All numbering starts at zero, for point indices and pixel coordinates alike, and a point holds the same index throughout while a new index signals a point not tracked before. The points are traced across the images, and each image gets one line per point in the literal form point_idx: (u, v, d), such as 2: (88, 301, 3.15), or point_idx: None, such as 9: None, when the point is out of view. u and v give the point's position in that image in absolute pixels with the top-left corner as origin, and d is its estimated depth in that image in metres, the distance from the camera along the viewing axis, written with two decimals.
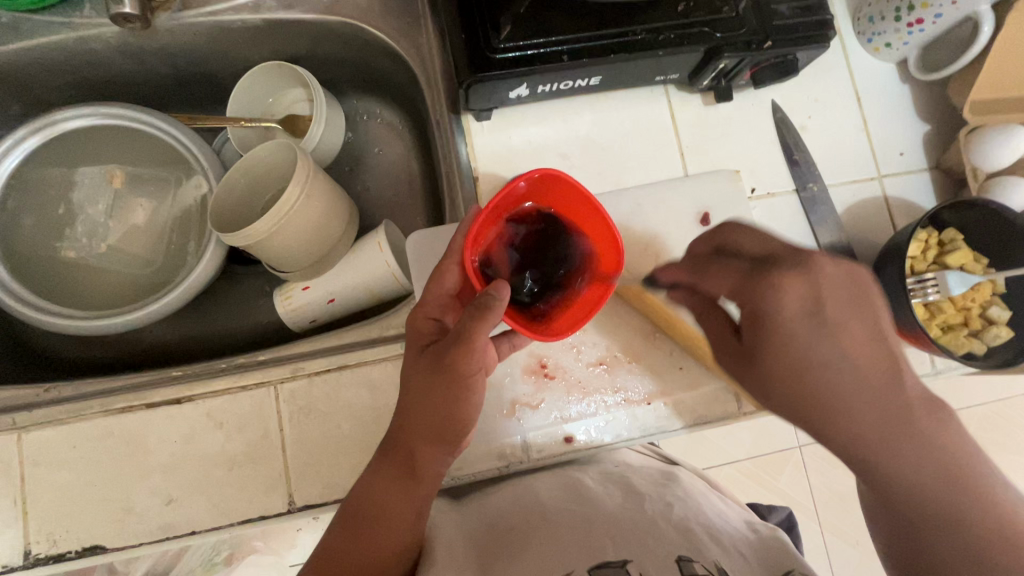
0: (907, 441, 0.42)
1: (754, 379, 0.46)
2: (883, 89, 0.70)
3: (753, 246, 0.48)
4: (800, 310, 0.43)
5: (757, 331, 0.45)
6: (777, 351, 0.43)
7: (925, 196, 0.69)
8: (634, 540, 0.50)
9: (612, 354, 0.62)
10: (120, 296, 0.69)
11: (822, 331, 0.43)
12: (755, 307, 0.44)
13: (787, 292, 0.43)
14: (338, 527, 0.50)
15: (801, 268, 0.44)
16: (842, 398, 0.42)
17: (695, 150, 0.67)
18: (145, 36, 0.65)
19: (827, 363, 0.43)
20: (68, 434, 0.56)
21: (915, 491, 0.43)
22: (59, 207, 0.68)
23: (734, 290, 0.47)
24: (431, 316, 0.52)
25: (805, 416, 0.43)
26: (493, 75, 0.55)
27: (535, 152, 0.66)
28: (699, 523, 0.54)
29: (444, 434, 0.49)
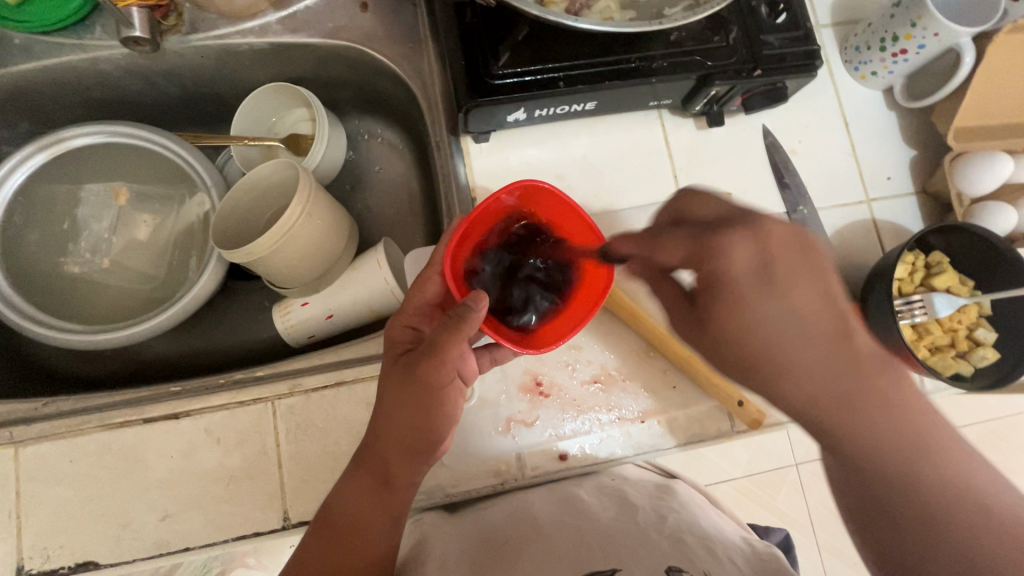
0: (866, 401, 0.40)
1: (711, 346, 0.46)
2: (870, 115, 0.72)
3: (705, 211, 0.48)
4: (749, 267, 0.42)
5: (709, 294, 0.44)
6: (728, 314, 0.43)
7: (912, 219, 0.70)
8: (626, 549, 0.51)
9: (607, 371, 0.63)
10: (120, 311, 0.69)
11: (768, 287, 0.42)
12: (706, 270, 0.44)
13: (731, 248, 0.43)
14: (314, 538, 0.50)
15: (751, 225, 0.43)
16: (798, 357, 0.41)
17: (688, 173, 0.69)
18: (154, 57, 0.67)
19: (773, 323, 0.42)
20: (67, 448, 0.56)
21: (875, 461, 0.41)
22: (64, 223, 0.69)
23: (688, 258, 0.45)
24: (409, 325, 0.54)
25: (752, 372, 0.43)
26: (491, 100, 0.57)
27: (532, 174, 0.67)
28: (691, 534, 0.55)
29: (417, 446, 0.49)
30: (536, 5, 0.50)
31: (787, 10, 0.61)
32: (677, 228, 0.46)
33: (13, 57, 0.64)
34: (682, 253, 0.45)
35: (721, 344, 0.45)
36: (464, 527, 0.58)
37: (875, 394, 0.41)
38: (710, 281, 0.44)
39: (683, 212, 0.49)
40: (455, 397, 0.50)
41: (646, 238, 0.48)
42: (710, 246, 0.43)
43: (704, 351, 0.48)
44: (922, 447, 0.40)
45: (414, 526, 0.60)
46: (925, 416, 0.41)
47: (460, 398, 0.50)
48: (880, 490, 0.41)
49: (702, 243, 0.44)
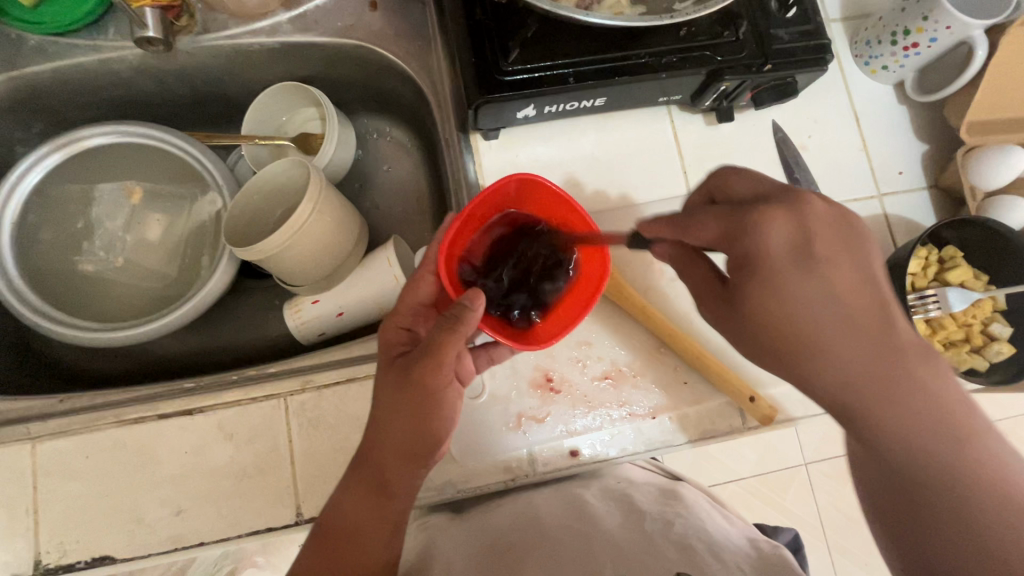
0: (904, 387, 0.40)
1: (744, 330, 0.44)
2: (881, 110, 0.72)
3: (743, 189, 0.45)
4: (785, 247, 0.41)
5: (743, 274, 0.43)
6: (761, 296, 0.42)
7: (925, 213, 0.70)
8: (636, 558, 0.50)
9: (618, 368, 0.63)
10: (134, 309, 0.70)
11: (807, 268, 0.41)
12: (739, 251, 0.42)
13: (770, 227, 0.41)
14: (312, 547, 0.50)
15: (788, 205, 0.42)
16: (835, 343, 0.41)
17: (698, 170, 0.69)
18: (166, 58, 0.68)
19: (810, 304, 0.41)
20: (81, 444, 0.57)
21: (914, 452, 0.41)
22: (78, 222, 0.70)
23: (721, 238, 0.43)
24: (403, 325, 0.53)
25: (789, 358, 0.42)
26: (501, 96, 0.57)
27: (542, 171, 0.67)
28: (698, 539, 0.54)
29: (415, 450, 0.49)
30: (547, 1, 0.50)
31: (796, 4, 0.61)
32: (708, 207, 0.45)
33: (28, 58, 0.65)
34: (714, 232, 0.43)
35: (746, 325, 0.43)
36: (473, 527, 0.58)
37: (911, 381, 0.40)
38: (742, 262, 0.42)
39: (723, 188, 0.47)
40: (452, 398, 0.50)
41: (678, 220, 0.46)
42: (749, 226, 0.41)
43: (732, 340, 0.46)
44: (956, 436, 0.41)
45: (421, 530, 0.62)
46: (957, 406, 0.41)
47: (458, 399, 0.51)
48: (914, 480, 0.42)
49: (741, 219, 0.42)
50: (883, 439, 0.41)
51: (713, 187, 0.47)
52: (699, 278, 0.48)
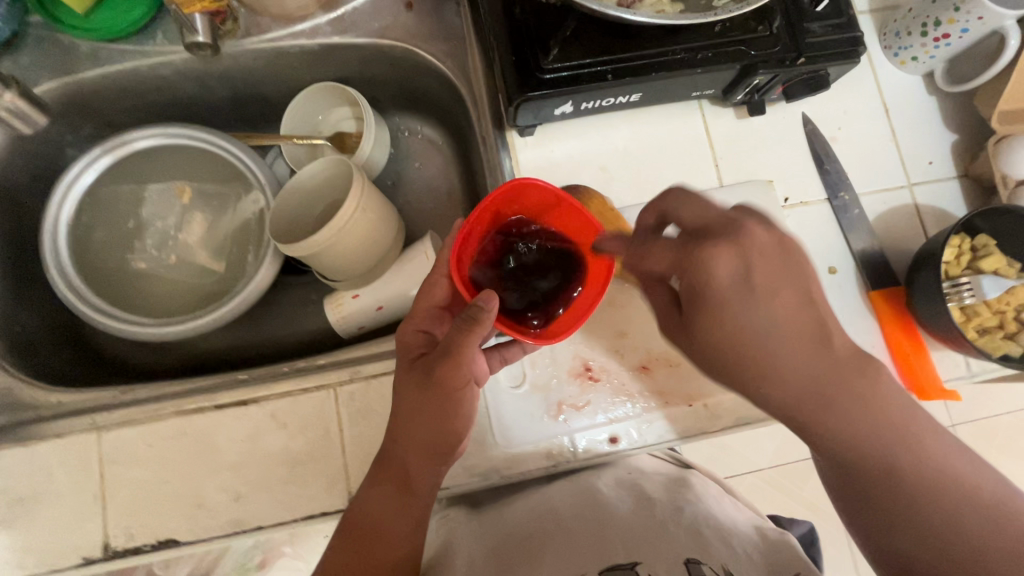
0: (847, 399, 0.43)
1: (694, 351, 0.46)
2: (910, 100, 0.73)
3: (693, 214, 0.45)
4: (732, 277, 0.42)
5: (692, 307, 0.44)
6: (713, 324, 0.43)
7: (955, 202, 0.71)
8: (647, 545, 0.53)
9: (654, 357, 0.65)
10: (182, 306, 0.72)
11: (752, 297, 0.42)
12: (688, 281, 0.43)
13: (716, 261, 0.41)
14: (340, 544, 0.53)
15: (732, 236, 0.42)
16: (780, 363, 0.42)
17: (729, 163, 0.70)
18: (211, 61, 0.70)
19: (761, 326, 0.42)
20: (145, 434, 0.59)
21: (851, 450, 0.44)
22: (129, 221, 0.72)
23: (672, 267, 0.44)
24: (421, 328, 0.56)
25: (744, 379, 0.43)
26: (542, 93, 0.59)
27: (576, 165, 0.69)
28: (708, 527, 0.57)
29: (435, 448, 0.51)
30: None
31: None
32: (659, 239, 0.45)
33: (80, 64, 0.67)
34: (667, 259, 0.44)
35: (706, 353, 0.44)
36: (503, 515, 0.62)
37: (858, 391, 0.43)
38: (690, 292, 0.43)
39: (675, 213, 0.46)
40: (470, 397, 0.52)
41: (635, 247, 0.47)
42: (692, 258, 0.42)
43: (687, 356, 0.48)
44: (908, 442, 0.44)
45: (443, 523, 0.65)
46: (901, 415, 0.44)
47: (474, 399, 0.53)
48: (857, 470, 0.46)
49: (688, 255, 0.43)
50: (830, 442, 0.45)
51: (657, 209, 0.48)
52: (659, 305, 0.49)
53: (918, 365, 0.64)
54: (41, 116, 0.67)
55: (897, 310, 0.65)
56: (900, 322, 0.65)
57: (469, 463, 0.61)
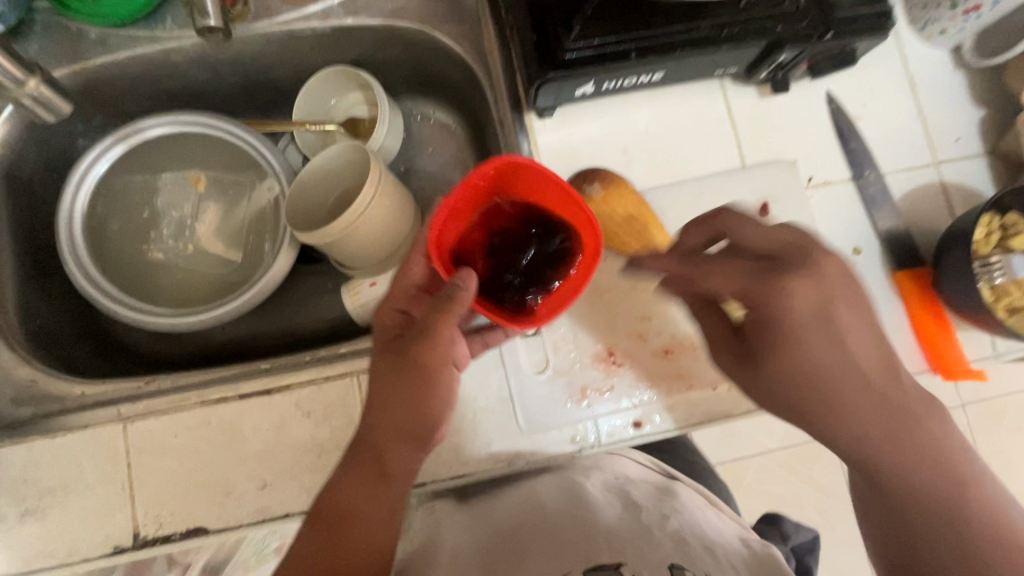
0: (909, 439, 0.47)
1: (756, 381, 0.50)
2: (938, 75, 0.71)
3: (754, 239, 0.50)
4: (809, 310, 0.46)
5: (762, 333, 0.47)
6: (778, 353, 0.47)
7: (983, 180, 0.69)
8: (631, 545, 0.54)
9: (677, 341, 0.64)
10: (200, 295, 0.71)
11: (825, 331, 0.46)
12: (761, 309, 0.47)
13: (794, 292, 0.45)
14: (309, 535, 0.50)
15: (808, 271, 0.46)
16: (847, 404, 0.47)
17: (752, 143, 0.69)
18: (222, 46, 0.68)
19: (831, 360, 0.46)
20: (170, 424, 0.59)
21: (912, 489, 0.48)
22: (144, 212, 0.72)
23: (735, 293, 0.48)
24: (398, 308, 0.55)
25: (805, 419, 0.48)
26: (564, 73, 0.57)
27: (596, 148, 0.67)
28: (692, 534, 0.57)
29: (413, 430, 0.51)
30: None
31: None
32: (717, 260, 0.49)
33: (89, 51, 0.66)
34: (736, 286, 0.47)
35: (769, 382, 0.49)
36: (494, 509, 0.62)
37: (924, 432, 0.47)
38: (763, 322, 0.47)
39: (738, 236, 0.51)
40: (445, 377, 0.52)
41: (689, 268, 0.51)
42: (770, 293, 0.46)
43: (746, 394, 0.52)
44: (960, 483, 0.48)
45: (429, 514, 0.66)
46: (956, 453, 0.48)
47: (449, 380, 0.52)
48: (914, 514, 0.48)
49: (762, 283, 0.46)
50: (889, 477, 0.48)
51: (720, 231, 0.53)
52: (713, 323, 0.55)
53: (943, 344, 0.64)
54: (65, 105, 0.62)
55: (925, 292, 0.65)
56: (928, 304, 0.65)
57: (493, 450, 0.61)
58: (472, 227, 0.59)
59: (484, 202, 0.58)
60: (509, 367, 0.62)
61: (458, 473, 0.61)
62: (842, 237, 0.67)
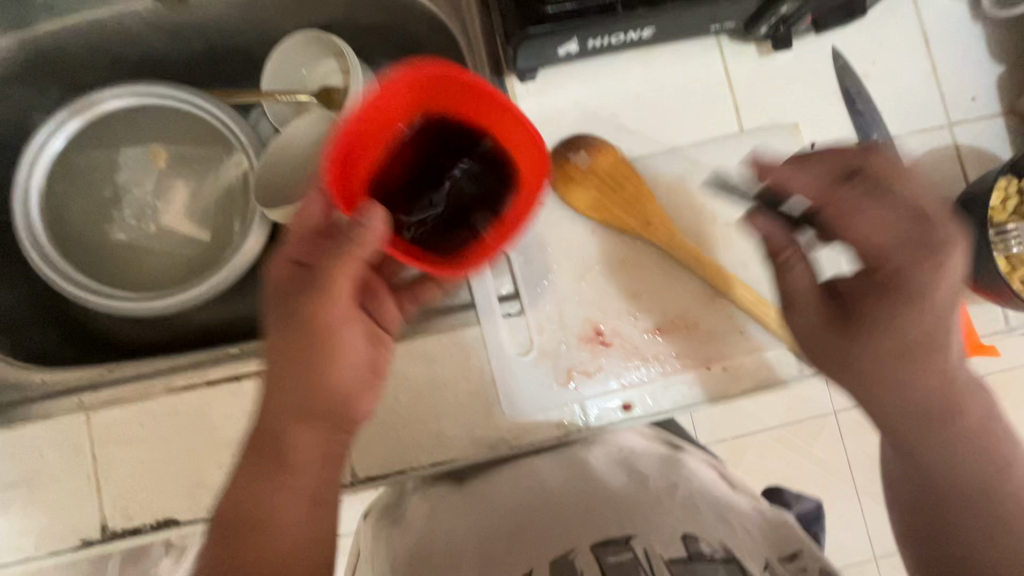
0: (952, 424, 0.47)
1: (852, 334, 0.48)
2: (953, 28, 0.65)
3: (919, 189, 0.45)
4: (948, 285, 0.44)
5: (880, 293, 0.46)
6: (891, 314, 0.46)
7: (997, 143, 0.65)
8: (641, 515, 0.47)
9: (669, 319, 0.60)
10: (168, 278, 0.68)
11: (928, 303, 0.45)
12: (901, 270, 0.45)
13: (950, 262, 0.43)
14: (214, 538, 0.49)
15: (953, 241, 0.43)
16: (909, 373, 0.47)
17: (752, 105, 0.64)
18: (179, 9, 0.63)
19: (914, 330, 0.46)
20: (136, 413, 0.56)
21: (949, 472, 0.48)
22: (105, 190, 0.68)
23: (877, 249, 0.45)
24: (292, 258, 0.51)
25: (860, 382, 0.48)
26: (546, 29, 0.52)
27: (583, 114, 0.63)
28: (705, 501, 0.50)
29: (315, 392, 0.51)
30: None
31: None
32: (875, 208, 0.45)
33: (34, 15, 0.61)
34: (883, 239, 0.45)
35: (862, 342, 0.47)
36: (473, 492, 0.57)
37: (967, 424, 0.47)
38: (890, 282, 0.45)
39: (879, 179, 0.45)
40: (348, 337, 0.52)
41: (835, 216, 0.46)
42: (917, 259, 0.44)
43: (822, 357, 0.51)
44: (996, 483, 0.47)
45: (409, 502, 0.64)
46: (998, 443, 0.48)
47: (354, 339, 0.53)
48: (948, 496, 0.48)
49: (921, 245, 0.44)
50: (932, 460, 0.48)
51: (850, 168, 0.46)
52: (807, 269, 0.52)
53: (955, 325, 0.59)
54: None
55: None
56: None
57: (476, 435, 0.59)
58: (379, 151, 0.54)
59: (387, 134, 0.54)
60: (492, 349, 0.59)
61: (438, 459, 0.58)
62: None
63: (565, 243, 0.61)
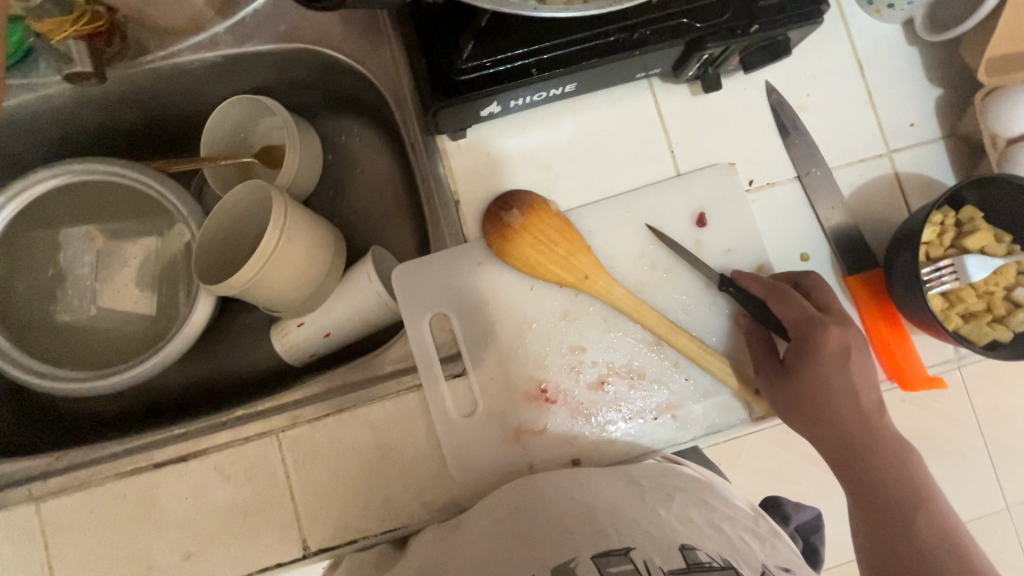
0: (876, 457, 0.53)
1: (792, 399, 0.54)
2: (889, 53, 0.65)
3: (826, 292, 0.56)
4: (849, 353, 0.53)
5: (801, 359, 0.53)
6: (815, 374, 0.53)
7: (939, 166, 0.64)
8: (636, 527, 0.47)
9: (614, 370, 0.60)
10: (117, 353, 0.68)
11: (844, 361, 0.53)
12: (806, 340, 0.53)
13: (850, 343, 0.53)
14: None
15: (838, 320, 0.54)
16: (809, 417, 0.54)
17: (687, 146, 0.63)
18: (104, 87, 0.63)
19: (845, 383, 0.53)
20: (85, 500, 0.57)
21: (878, 501, 0.52)
22: (48, 270, 0.67)
23: (803, 320, 0.54)
24: None
25: (803, 417, 0.54)
26: (460, 99, 0.52)
27: (518, 167, 0.62)
28: (699, 513, 0.52)
29: None
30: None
31: None
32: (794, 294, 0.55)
33: None
34: (796, 315, 0.54)
35: (796, 400, 0.54)
36: None
37: (891, 452, 0.53)
38: (803, 352, 0.53)
39: (808, 288, 0.57)
40: None
41: (772, 295, 0.56)
42: (832, 333, 0.53)
43: (781, 414, 0.55)
44: (923, 496, 0.52)
45: None
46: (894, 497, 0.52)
47: None
48: (885, 525, 0.52)
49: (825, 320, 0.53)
50: (861, 478, 0.53)
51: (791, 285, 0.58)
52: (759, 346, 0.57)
53: (899, 352, 0.59)
54: None
55: (876, 293, 0.60)
56: (881, 308, 0.60)
57: (426, 499, 0.58)
58: None
59: None
60: (435, 414, 0.59)
61: (389, 525, 0.58)
62: (788, 245, 0.62)
63: (504, 302, 0.60)
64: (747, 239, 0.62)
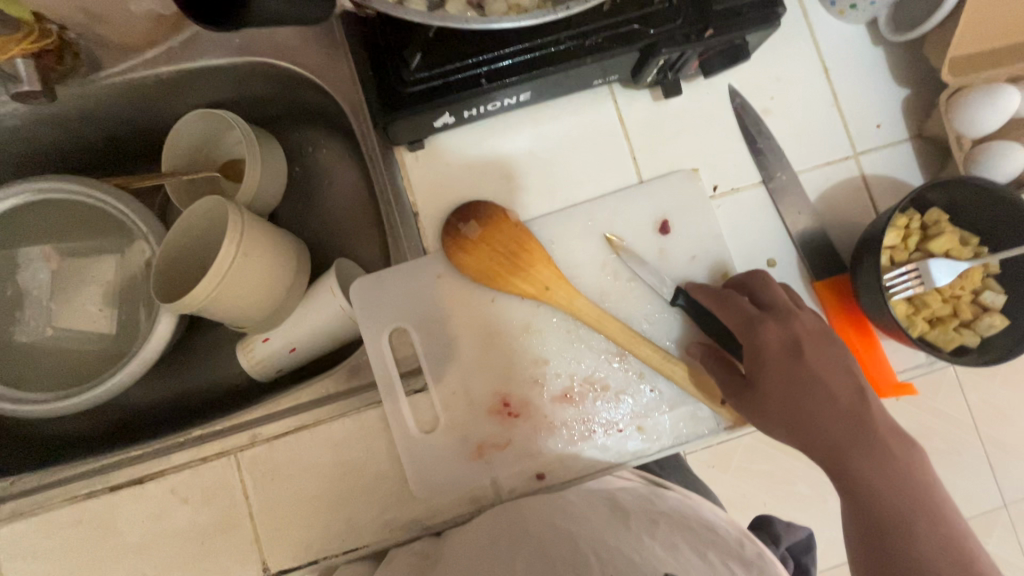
0: (867, 458, 0.49)
1: (761, 406, 0.52)
2: (853, 55, 0.64)
3: (771, 290, 0.55)
4: (804, 351, 0.52)
5: (755, 364, 0.52)
6: (776, 377, 0.51)
7: (906, 168, 0.63)
8: (622, 560, 0.45)
9: (577, 382, 0.59)
10: (78, 374, 0.67)
11: (802, 360, 0.51)
12: (752, 343, 0.52)
13: (801, 339, 0.52)
14: None
15: (782, 318, 0.53)
16: (784, 421, 0.51)
17: (649, 153, 0.62)
18: (57, 106, 0.62)
19: (813, 381, 0.51)
20: (39, 525, 0.56)
21: (874, 504, 0.49)
22: (6, 291, 0.67)
23: (744, 324, 0.53)
24: None
25: (779, 421, 0.51)
26: (408, 112, 0.51)
27: (477, 177, 0.61)
28: (685, 540, 0.50)
29: None
30: (420, 11, 0.42)
31: None
32: (736, 296, 0.55)
33: None
34: (738, 318, 0.54)
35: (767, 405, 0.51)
36: None
37: (882, 451, 0.49)
38: (755, 356, 0.52)
39: (752, 288, 0.56)
40: None
41: (717, 300, 0.55)
42: (773, 331, 0.52)
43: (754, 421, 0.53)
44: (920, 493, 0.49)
45: None
46: (888, 502, 0.49)
47: None
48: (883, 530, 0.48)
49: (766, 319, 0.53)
50: (853, 481, 0.49)
51: (741, 288, 0.57)
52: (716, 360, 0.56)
53: (868, 359, 0.58)
54: None
55: (844, 298, 0.59)
56: (849, 315, 0.59)
57: (388, 517, 0.57)
58: None
59: None
60: (396, 431, 0.58)
61: (351, 545, 0.57)
62: (753, 252, 0.61)
63: (465, 315, 0.60)
64: (710, 246, 0.61)
